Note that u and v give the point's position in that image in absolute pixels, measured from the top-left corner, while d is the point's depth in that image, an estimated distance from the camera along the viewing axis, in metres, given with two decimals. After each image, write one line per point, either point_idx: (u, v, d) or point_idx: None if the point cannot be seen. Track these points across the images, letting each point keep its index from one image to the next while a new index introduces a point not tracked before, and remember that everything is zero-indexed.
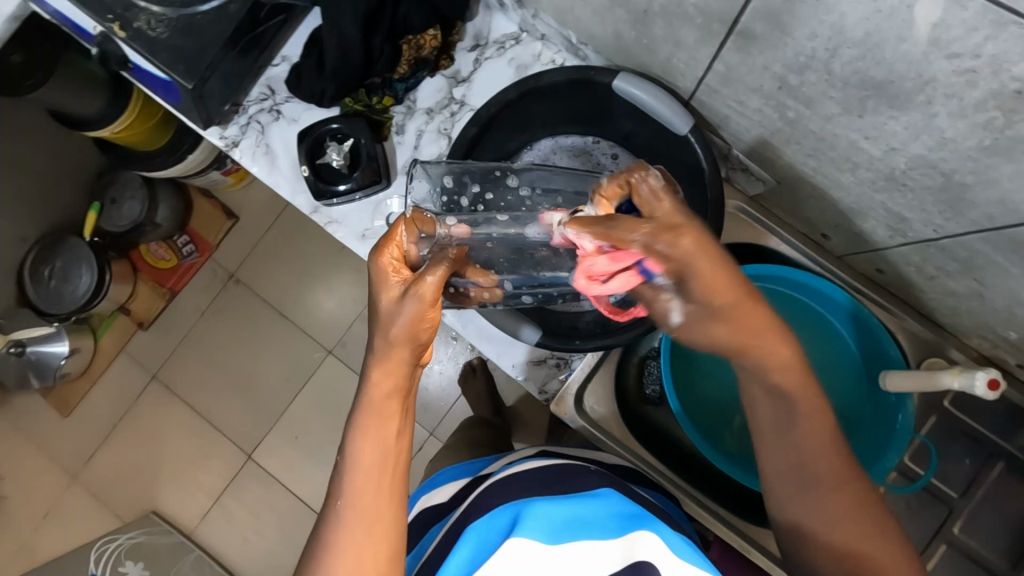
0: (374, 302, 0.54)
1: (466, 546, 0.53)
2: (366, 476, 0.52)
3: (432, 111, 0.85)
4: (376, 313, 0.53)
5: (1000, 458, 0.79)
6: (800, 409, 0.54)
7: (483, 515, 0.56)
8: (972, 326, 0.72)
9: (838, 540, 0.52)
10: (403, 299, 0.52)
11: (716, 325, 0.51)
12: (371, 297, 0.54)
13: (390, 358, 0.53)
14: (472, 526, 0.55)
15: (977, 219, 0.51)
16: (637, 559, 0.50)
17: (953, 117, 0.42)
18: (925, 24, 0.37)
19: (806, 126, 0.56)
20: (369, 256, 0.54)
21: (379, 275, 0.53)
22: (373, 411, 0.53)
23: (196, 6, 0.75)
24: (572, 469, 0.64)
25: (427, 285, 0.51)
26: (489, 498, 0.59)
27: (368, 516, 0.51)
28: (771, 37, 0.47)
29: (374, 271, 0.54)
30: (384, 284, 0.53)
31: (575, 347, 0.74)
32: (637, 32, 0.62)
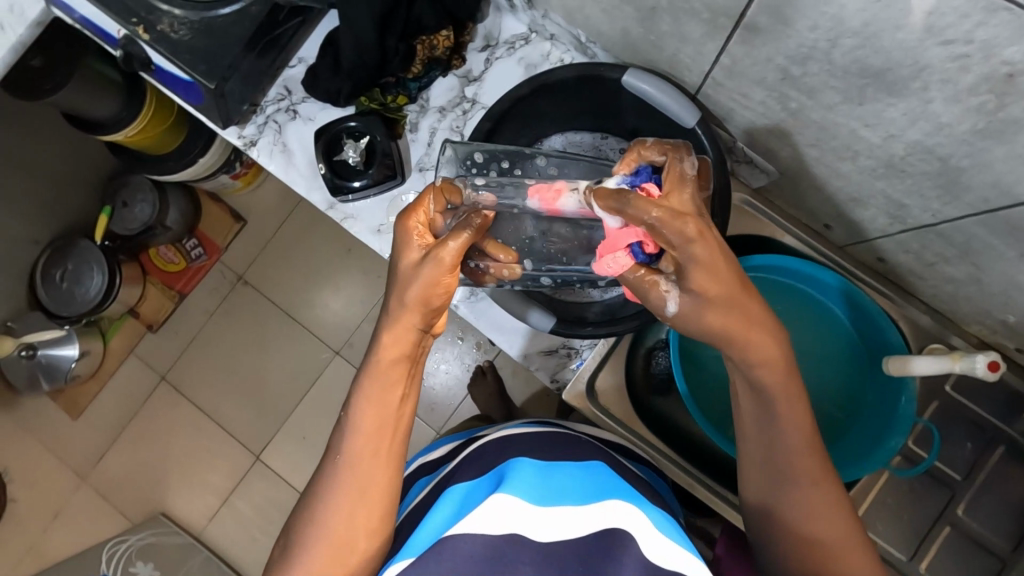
0: (394, 260, 0.58)
1: (446, 507, 0.56)
2: (372, 423, 0.58)
3: (445, 109, 0.88)
4: (396, 275, 0.58)
5: (1000, 442, 0.81)
6: (776, 397, 0.58)
7: (463, 482, 0.60)
8: (971, 312, 0.74)
9: (787, 515, 0.58)
10: (421, 264, 0.56)
11: (708, 314, 0.55)
12: (393, 257, 0.59)
13: (403, 321, 0.58)
14: (452, 491, 0.58)
15: (973, 203, 0.54)
16: (612, 526, 0.54)
17: (947, 102, 0.45)
18: (920, 13, 0.39)
19: (808, 116, 0.58)
20: (397, 219, 0.58)
21: (401, 237, 0.58)
22: (382, 367, 0.58)
23: (217, 9, 0.78)
24: (561, 437, 0.69)
25: (446, 251, 0.55)
26: (472, 467, 0.63)
27: (370, 456, 0.58)
28: (775, 29, 0.50)
29: (399, 232, 0.58)
30: (406, 246, 0.57)
31: (588, 333, 0.76)
32: (645, 29, 0.65)
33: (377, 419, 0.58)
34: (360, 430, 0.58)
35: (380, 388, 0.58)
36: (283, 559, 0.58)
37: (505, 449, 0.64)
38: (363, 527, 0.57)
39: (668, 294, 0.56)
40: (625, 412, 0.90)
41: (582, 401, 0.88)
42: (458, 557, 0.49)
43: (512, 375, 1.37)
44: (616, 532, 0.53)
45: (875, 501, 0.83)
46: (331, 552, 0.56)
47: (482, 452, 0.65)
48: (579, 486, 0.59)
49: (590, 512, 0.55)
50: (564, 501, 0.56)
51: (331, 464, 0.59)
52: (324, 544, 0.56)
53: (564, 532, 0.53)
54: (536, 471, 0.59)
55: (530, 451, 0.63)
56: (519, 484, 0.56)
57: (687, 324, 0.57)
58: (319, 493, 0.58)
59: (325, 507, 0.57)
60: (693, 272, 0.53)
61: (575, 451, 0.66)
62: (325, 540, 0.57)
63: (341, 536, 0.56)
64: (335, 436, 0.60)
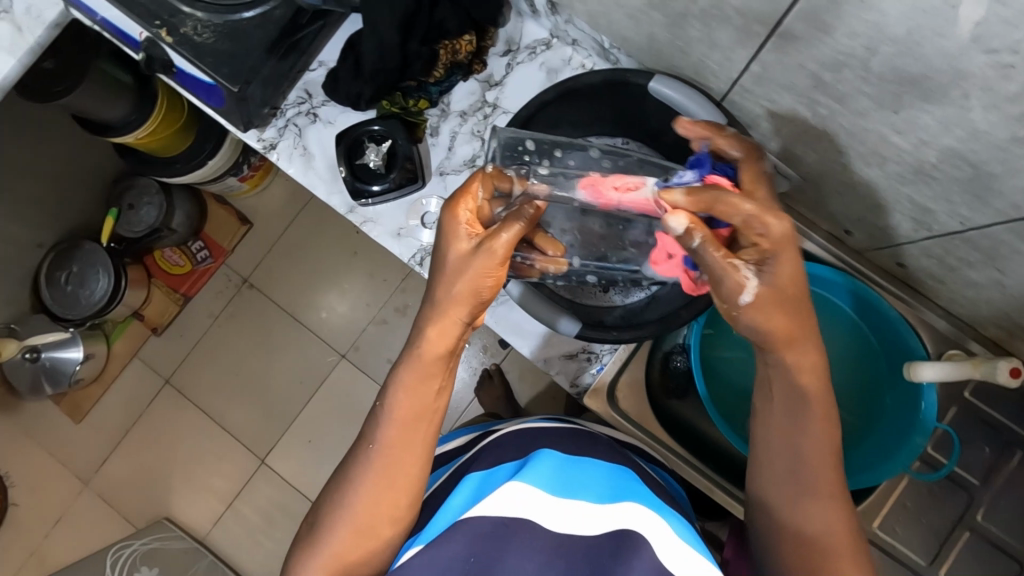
0: (442, 249, 0.57)
1: (465, 491, 0.56)
2: (408, 413, 0.58)
3: (465, 113, 0.88)
4: (444, 263, 0.57)
5: (1018, 445, 0.82)
6: (805, 408, 0.57)
7: (481, 468, 0.59)
8: (991, 316, 0.75)
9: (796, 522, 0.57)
10: (471, 256, 0.56)
11: (775, 313, 0.54)
12: (440, 243, 0.58)
13: (449, 313, 0.57)
14: (470, 476, 0.58)
15: (1003, 209, 0.55)
16: (624, 527, 0.52)
17: (986, 110, 0.46)
18: (966, 23, 0.40)
19: (837, 123, 0.59)
20: (447, 206, 0.57)
21: (453, 226, 0.57)
22: (425, 359, 0.58)
23: (241, 12, 0.78)
24: (582, 433, 0.68)
25: (499, 244, 0.55)
26: (491, 454, 0.62)
27: (404, 444, 0.58)
28: (812, 37, 0.51)
29: (450, 219, 0.57)
30: (455, 236, 0.56)
31: (613, 338, 0.76)
32: (673, 35, 0.66)
33: (413, 408, 0.58)
34: (395, 417, 0.58)
35: (419, 378, 0.58)
36: (306, 535, 0.59)
37: (529, 440, 0.64)
38: (390, 513, 0.58)
39: (749, 285, 0.53)
40: (643, 417, 0.90)
41: (602, 405, 0.87)
42: (470, 537, 0.50)
43: (519, 378, 1.36)
44: (631, 534, 0.51)
45: (894, 504, 0.84)
46: (358, 534, 0.57)
47: (503, 440, 0.65)
48: (601, 481, 0.58)
49: (605, 513, 0.54)
50: (581, 494, 0.55)
51: (363, 448, 0.59)
52: (351, 525, 0.57)
53: (576, 527, 0.52)
54: (558, 463, 0.57)
55: (552, 443, 0.63)
56: (537, 473, 0.55)
57: (758, 319, 0.54)
58: (349, 475, 0.58)
59: (356, 489, 0.58)
60: (775, 265, 0.53)
61: (596, 448, 0.66)
62: (353, 522, 0.57)
63: (367, 519, 0.57)
64: (369, 421, 0.60)
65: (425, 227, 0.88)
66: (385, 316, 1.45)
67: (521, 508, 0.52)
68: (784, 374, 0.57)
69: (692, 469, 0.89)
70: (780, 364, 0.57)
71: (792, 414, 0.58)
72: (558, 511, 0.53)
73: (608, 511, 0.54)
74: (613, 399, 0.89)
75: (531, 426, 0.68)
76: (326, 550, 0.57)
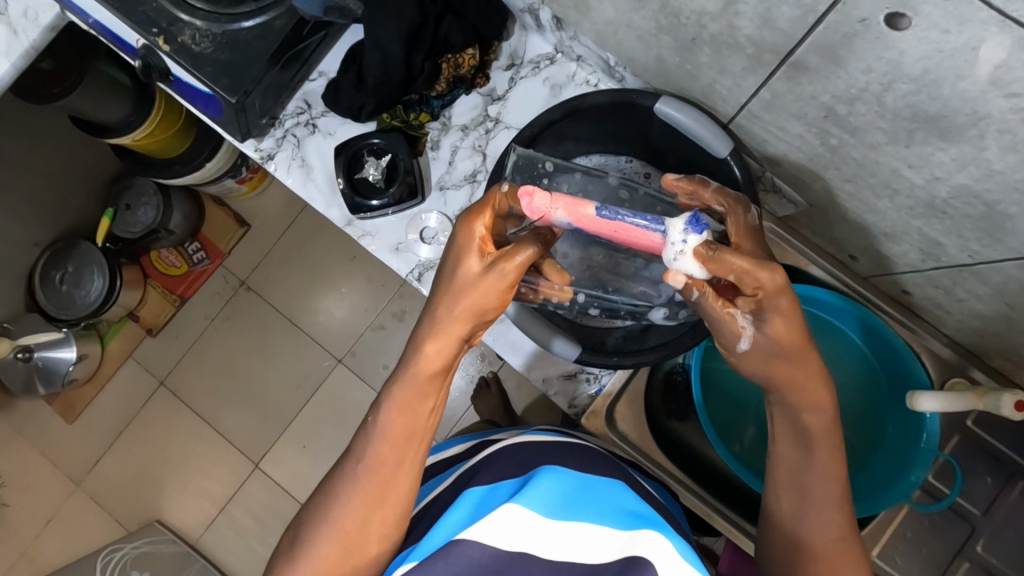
0: (451, 267, 0.56)
1: (463, 507, 0.52)
2: (400, 431, 0.56)
3: (467, 128, 0.87)
4: (452, 277, 0.55)
5: (1021, 477, 0.80)
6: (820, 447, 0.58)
7: (481, 485, 0.56)
8: (997, 349, 0.73)
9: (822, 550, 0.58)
10: (482, 277, 0.54)
11: (777, 362, 0.56)
12: (449, 255, 0.57)
13: (449, 330, 0.55)
14: (468, 492, 0.54)
15: (1016, 246, 0.54)
16: (633, 554, 0.49)
17: (1004, 151, 0.44)
18: (987, 64, 0.39)
19: (848, 153, 0.58)
20: (461, 219, 0.56)
21: (467, 244, 0.56)
22: (419, 377, 0.56)
23: (240, 22, 0.77)
24: (583, 448, 0.66)
25: (508, 266, 0.54)
26: (489, 469, 0.59)
27: (391, 460, 0.56)
28: (824, 69, 0.50)
29: (463, 234, 0.56)
30: (467, 251, 0.55)
31: (612, 363, 0.74)
32: (681, 58, 0.64)
33: (405, 424, 0.56)
34: (385, 434, 0.56)
35: (414, 394, 0.56)
36: (289, 545, 0.57)
37: (526, 457, 0.61)
38: (377, 531, 0.56)
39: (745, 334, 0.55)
40: (642, 438, 0.88)
41: (600, 427, 0.86)
42: (466, 563, 0.46)
43: (517, 388, 1.34)
44: (634, 558, 0.49)
45: (894, 534, 0.83)
46: (339, 554, 0.55)
47: (499, 455, 0.62)
48: (605, 501, 0.56)
49: (608, 537, 0.51)
50: (584, 517, 0.52)
51: (353, 462, 0.57)
52: (333, 540, 0.55)
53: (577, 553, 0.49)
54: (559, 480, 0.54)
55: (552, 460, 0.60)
56: (538, 495, 0.51)
57: (757, 367, 0.56)
58: (333, 487, 0.57)
59: (341, 504, 0.56)
60: (772, 317, 0.54)
61: (597, 463, 0.63)
62: (338, 537, 0.55)
63: (351, 536, 0.55)
64: (359, 436, 0.58)
65: (424, 242, 0.87)
66: (383, 321, 1.44)
67: (522, 532, 0.49)
68: (791, 412, 0.58)
69: (691, 493, 0.88)
70: (789, 404, 0.58)
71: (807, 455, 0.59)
72: (559, 535, 0.50)
73: (615, 538, 0.51)
74: (612, 422, 0.87)
75: (531, 440, 0.65)
76: (307, 562, 0.55)
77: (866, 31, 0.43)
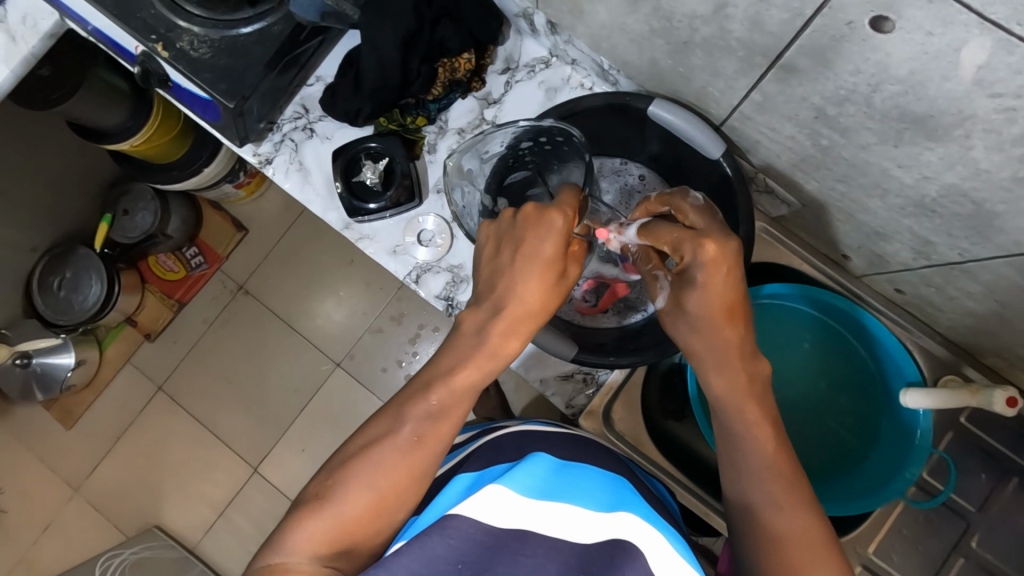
0: (530, 266, 0.58)
1: (454, 490, 0.53)
2: (458, 408, 0.59)
3: (464, 131, 0.87)
4: (541, 263, 0.59)
5: (1014, 473, 0.81)
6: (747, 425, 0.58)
7: (472, 470, 0.56)
8: (989, 346, 0.74)
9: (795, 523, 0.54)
10: (563, 278, 0.60)
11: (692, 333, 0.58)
12: (538, 242, 0.58)
13: (523, 324, 0.59)
14: (459, 478, 0.55)
15: (1004, 244, 0.54)
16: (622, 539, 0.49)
17: (989, 150, 0.45)
18: (971, 66, 0.40)
19: (839, 154, 0.59)
20: (557, 211, 0.59)
21: (553, 239, 0.58)
22: (482, 362, 0.59)
23: (239, 28, 0.78)
24: (582, 440, 0.67)
25: (576, 266, 0.61)
26: (483, 456, 0.60)
27: (437, 434, 0.58)
28: (814, 71, 0.51)
29: (562, 224, 0.58)
30: (561, 239, 0.59)
31: (609, 363, 0.75)
32: (674, 61, 0.65)
33: (461, 403, 0.59)
34: (445, 410, 0.58)
35: (478, 376, 0.59)
36: (315, 492, 0.56)
37: (521, 444, 0.61)
38: (405, 492, 0.56)
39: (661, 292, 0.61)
40: (639, 438, 0.89)
41: (597, 427, 0.86)
42: (457, 539, 0.46)
43: (515, 390, 1.35)
44: (621, 541, 0.48)
45: (890, 531, 0.84)
46: (373, 506, 0.55)
47: (499, 443, 0.62)
48: (603, 486, 0.56)
49: (600, 518, 0.50)
50: (576, 498, 0.51)
51: (399, 431, 0.57)
52: (370, 489, 0.55)
53: (570, 532, 0.49)
54: (550, 466, 0.53)
55: (544, 448, 0.60)
56: (527, 477, 0.50)
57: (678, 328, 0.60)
58: (373, 446, 0.57)
59: (381, 460, 0.56)
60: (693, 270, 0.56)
61: (594, 455, 0.64)
62: (367, 490, 0.55)
63: (379, 493, 0.55)
64: (414, 402, 0.59)
65: (422, 244, 0.87)
66: (381, 324, 1.44)
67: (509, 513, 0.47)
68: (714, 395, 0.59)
69: (688, 492, 0.88)
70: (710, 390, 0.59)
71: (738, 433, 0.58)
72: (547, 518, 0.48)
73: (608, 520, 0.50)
74: (610, 422, 0.88)
75: (528, 430, 0.65)
76: (333, 510, 0.54)
77: (853, 33, 0.44)
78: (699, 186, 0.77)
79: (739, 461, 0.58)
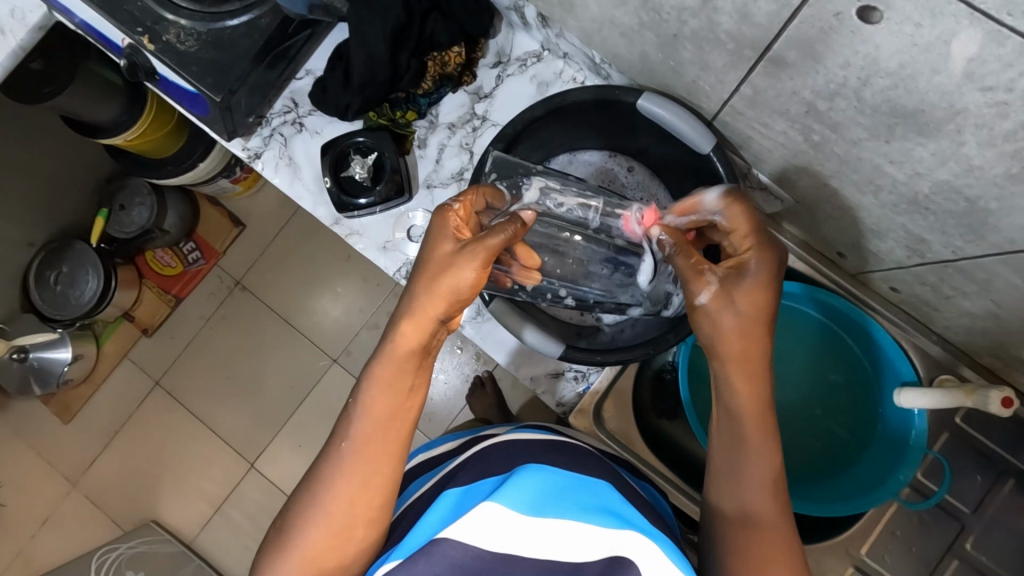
0: (428, 245, 0.58)
1: (441, 508, 0.51)
2: (381, 411, 0.55)
3: (454, 126, 0.86)
4: (432, 258, 0.57)
5: (1011, 474, 0.80)
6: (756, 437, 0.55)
7: (460, 485, 0.54)
8: (984, 345, 0.73)
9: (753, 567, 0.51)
10: (455, 255, 0.56)
11: (726, 320, 0.56)
12: (430, 241, 0.58)
13: (430, 308, 0.56)
14: (446, 493, 0.53)
15: (997, 243, 0.53)
16: (618, 554, 0.47)
17: (981, 146, 0.44)
18: (961, 58, 0.39)
19: (831, 149, 0.58)
20: (437, 212, 0.59)
21: (445, 238, 0.57)
22: (397, 353, 0.56)
23: (225, 20, 0.77)
24: (570, 446, 0.63)
25: (493, 240, 0.55)
26: (470, 469, 0.57)
27: (380, 438, 0.55)
28: (803, 64, 0.49)
29: (442, 224, 0.58)
30: (442, 236, 0.57)
31: (596, 361, 0.74)
32: (665, 54, 0.64)
33: (388, 404, 0.55)
34: (369, 410, 0.55)
35: (397, 371, 0.56)
36: (278, 533, 0.54)
37: (512, 455, 0.58)
38: (364, 515, 0.53)
39: (709, 286, 0.57)
40: (630, 436, 0.88)
41: (588, 424, 0.85)
42: (448, 563, 0.46)
43: (512, 387, 1.32)
44: (619, 558, 0.47)
45: (884, 532, 0.83)
46: (328, 536, 0.52)
47: (486, 453, 0.60)
48: (595, 498, 0.53)
49: (591, 531, 0.48)
50: (570, 513, 0.50)
51: (338, 449, 0.55)
52: (323, 523, 0.53)
53: (559, 551, 0.47)
54: (543, 478, 0.52)
55: (536, 459, 0.57)
56: (517, 492, 0.49)
57: (705, 323, 0.57)
58: (322, 474, 0.54)
59: (333, 485, 0.53)
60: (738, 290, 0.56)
61: (585, 462, 0.61)
62: (328, 521, 0.53)
63: (342, 520, 0.53)
64: (344, 416, 0.56)
65: (412, 240, 0.86)
66: (378, 321, 1.44)
67: (497, 533, 0.46)
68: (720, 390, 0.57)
69: (681, 492, 0.87)
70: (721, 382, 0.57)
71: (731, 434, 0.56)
72: (539, 536, 0.47)
73: (596, 534, 0.48)
74: (600, 421, 0.87)
75: (518, 437, 0.63)
76: (298, 550, 0.52)
77: (842, 25, 0.43)
78: (692, 181, 0.76)
79: (732, 470, 0.56)
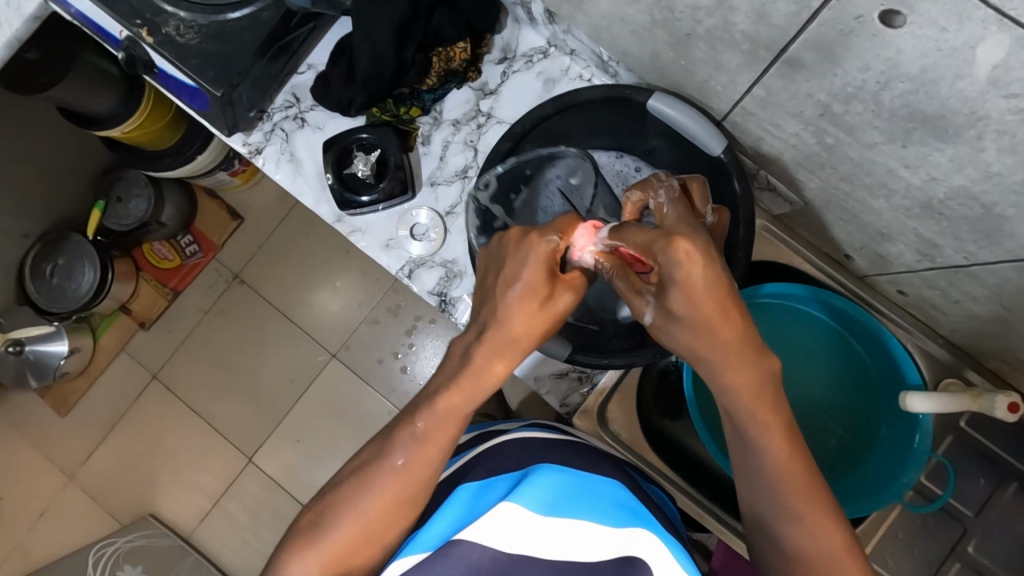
0: (519, 279, 0.53)
1: (456, 505, 0.51)
2: (438, 438, 0.54)
3: (459, 123, 0.85)
4: (522, 297, 0.53)
5: (1015, 478, 0.80)
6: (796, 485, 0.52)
7: (474, 480, 0.54)
8: (994, 350, 0.72)
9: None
10: (553, 294, 0.54)
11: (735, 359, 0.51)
12: (522, 274, 0.53)
13: (513, 347, 0.53)
14: (461, 488, 0.53)
15: (1013, 249, 0.53)
16: (631, 558, 0.47)
17: (1002, 153, 0.44)
18: (986, 65, 0.38)
19: (844, 152, 0.57)
20: (529, 246, 0.53)
21: (538, 271, 0.53)
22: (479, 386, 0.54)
23: (226, 13, 0.75)
24: (583, 447, 0.63)
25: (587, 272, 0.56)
26: (484, 466, 0.57)
27: (431, 464, 0.54)
28: (820, 67, 0.49)
29: (541, 263, 0.53)
30: (541, 275, 0.53)
31: (604, 364, 0.73)
32: (676, 53, 0.63)
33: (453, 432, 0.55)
34: (430, 434, 0.54)
35: (463, 402, 0.54)
36: (304, 525, 0.55)
37: (524, 454, 0.58)
38: (397, 523, 0.54)
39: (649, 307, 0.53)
40: (634, 439, 0.88)
41: (592, 425, 0.85)
42: (464, 565, 0.44)
43: (511, 382, 1.32)
44: (632, 562, 0.47)
45: (887, 534, 0.83)
46: (359, 538, 0.53)
47: (498, 451, 0.59)
48: (610, 498, 0.54)
49: (605, 530, 0.49)
50: (587, 515, 0.49)
51: (387, 465, 0.54)
52: (355, 527, 0.53)
53: (577, 553, 0.47)
54: (559, 477, 0.51)
55: (549, 458, 0.57)
56: (535, 491, 0.49)
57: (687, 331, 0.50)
58: (360, 479, 0.54)
59: (372, 493, 0.54)
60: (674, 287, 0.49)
61: (598, 462, 0.61)
62: (359, 524, 0.53)
63: (374, 524, 0.53)
64: (398, 432, 0.55)
65: (415, 238, 0.85)
66: (378, 316, 1.43)
67: (515, 534, 0.46)
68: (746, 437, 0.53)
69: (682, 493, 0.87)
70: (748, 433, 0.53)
71: (777, 504, 0.53)
72: (556, 535, 0.47)
73: (612, 538, 0.48)
74: (604, 421, 0.87)
75: (530, 436, 0.62)
76: (325, 547, 0.53)
77: (863, 28, 0.42)
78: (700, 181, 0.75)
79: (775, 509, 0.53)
